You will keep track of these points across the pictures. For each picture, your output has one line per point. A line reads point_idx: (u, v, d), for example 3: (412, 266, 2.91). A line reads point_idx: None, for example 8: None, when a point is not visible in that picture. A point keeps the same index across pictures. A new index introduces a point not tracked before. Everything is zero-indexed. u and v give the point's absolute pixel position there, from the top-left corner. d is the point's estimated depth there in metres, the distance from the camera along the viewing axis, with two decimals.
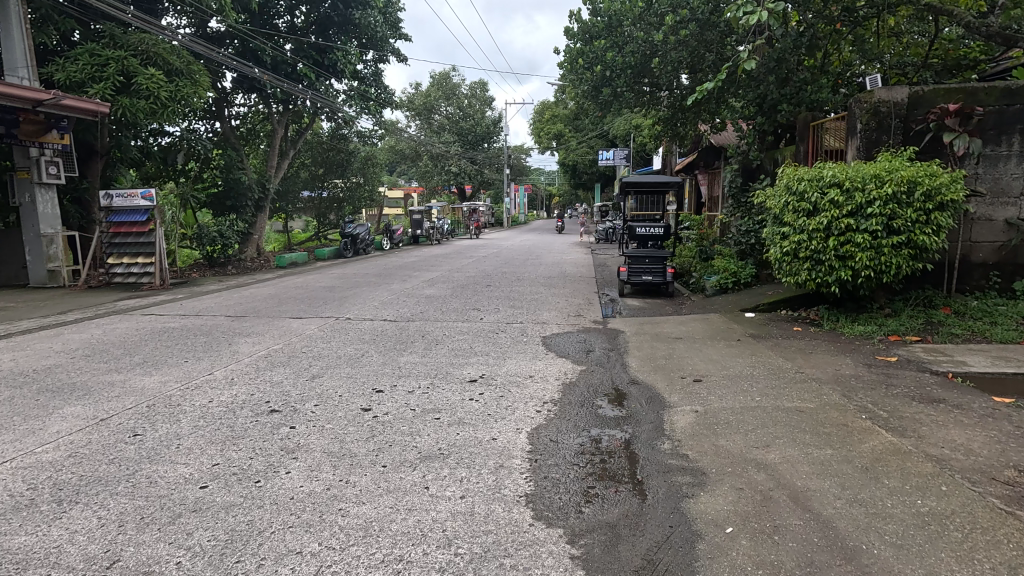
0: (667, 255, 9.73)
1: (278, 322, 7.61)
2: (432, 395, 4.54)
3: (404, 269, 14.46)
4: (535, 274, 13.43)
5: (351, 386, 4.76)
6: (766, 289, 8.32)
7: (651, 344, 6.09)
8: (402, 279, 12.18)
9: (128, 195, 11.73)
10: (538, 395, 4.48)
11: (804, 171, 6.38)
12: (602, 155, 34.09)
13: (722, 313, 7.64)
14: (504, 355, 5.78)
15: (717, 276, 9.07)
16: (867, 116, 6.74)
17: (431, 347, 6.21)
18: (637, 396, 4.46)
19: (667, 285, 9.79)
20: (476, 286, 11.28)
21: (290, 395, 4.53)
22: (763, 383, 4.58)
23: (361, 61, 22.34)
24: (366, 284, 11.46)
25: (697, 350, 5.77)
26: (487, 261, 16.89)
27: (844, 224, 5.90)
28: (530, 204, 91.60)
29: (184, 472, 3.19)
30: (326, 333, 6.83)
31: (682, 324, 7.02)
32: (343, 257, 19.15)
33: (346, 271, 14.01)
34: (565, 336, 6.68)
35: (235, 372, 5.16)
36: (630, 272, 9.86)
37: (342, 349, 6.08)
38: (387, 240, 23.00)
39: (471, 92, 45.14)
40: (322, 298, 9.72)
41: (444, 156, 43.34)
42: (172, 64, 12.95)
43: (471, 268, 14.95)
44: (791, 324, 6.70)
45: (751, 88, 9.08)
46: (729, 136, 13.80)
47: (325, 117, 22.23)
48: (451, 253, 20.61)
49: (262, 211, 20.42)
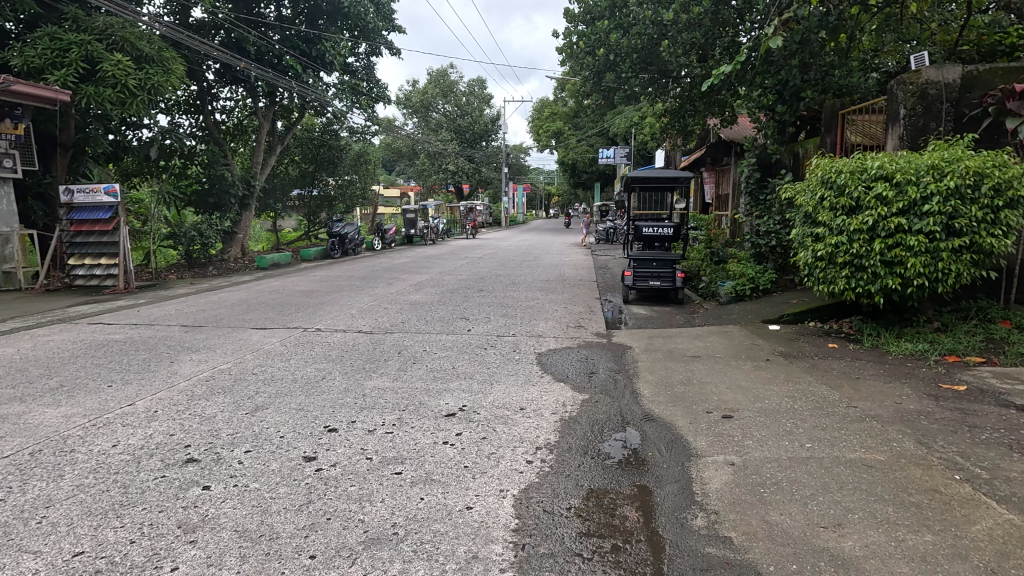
0: (677, 258, 8.81)
1: (236, 334, 6.69)
2: (396, 437, 3.63)
3: (391, 271, 13.53)
4: (533, 277, 12.50)
5: (298, 423, 3.85)
6: (791, 297, 7.42)
7: (666, 365, 5.18)
8: (387, 283, 11.26)
9: (90, 191, 10.78)
10: (529, 439, 3.57)
11: (844, 162, 5.49)
12: (603, 155, 33.28)
13: (741, 325, 6.73)
14: (491, 378, 4.88)
15: (732, 282, 8.17)
16: (913, 100, 5.86)
17: (406, 367, 5.29)
18: (654, 440, 3.55)
19: (677, 291, 8.87)
20: (467, 291, 10.35)
21: (219, 437, 3.61)
22: (810, 422, 3.66)
23: (352, 53, 21.46)
24: (347, 288, 10.54)
25: (720, 372, 4.85)
26: (482, 263, 16.00)
27: (893, 225, 5.00)
28: (529, 204, 90.69)
29: (28, 569, 2.28)
30: (288, 349, 5.92)
31: (699, 339, 6.11)
32: (331, 258, 18.19)
33: (329, 274, 13.09)
34: (563, 354, 5.77)
35: (162, 402, 4.24)
36: (636, 277, 8.92)
37: (301, 369, 5.18)
38: (378, 240, 22.06)
39: (469, 89, 44.31)
40: (295, 305, 8.80)
41: (441, 154, 42.46)
42: (142, 50, 12.09)
43: (464, 270, 14.02)
44: (824, 341, 5.79)
45: (770, 74, 8.20)
46: (741, 129, 12.89)
47: (315, 111, 21.33)
48: (446, 254, 19.72)
49: (247, 209, 19.51)
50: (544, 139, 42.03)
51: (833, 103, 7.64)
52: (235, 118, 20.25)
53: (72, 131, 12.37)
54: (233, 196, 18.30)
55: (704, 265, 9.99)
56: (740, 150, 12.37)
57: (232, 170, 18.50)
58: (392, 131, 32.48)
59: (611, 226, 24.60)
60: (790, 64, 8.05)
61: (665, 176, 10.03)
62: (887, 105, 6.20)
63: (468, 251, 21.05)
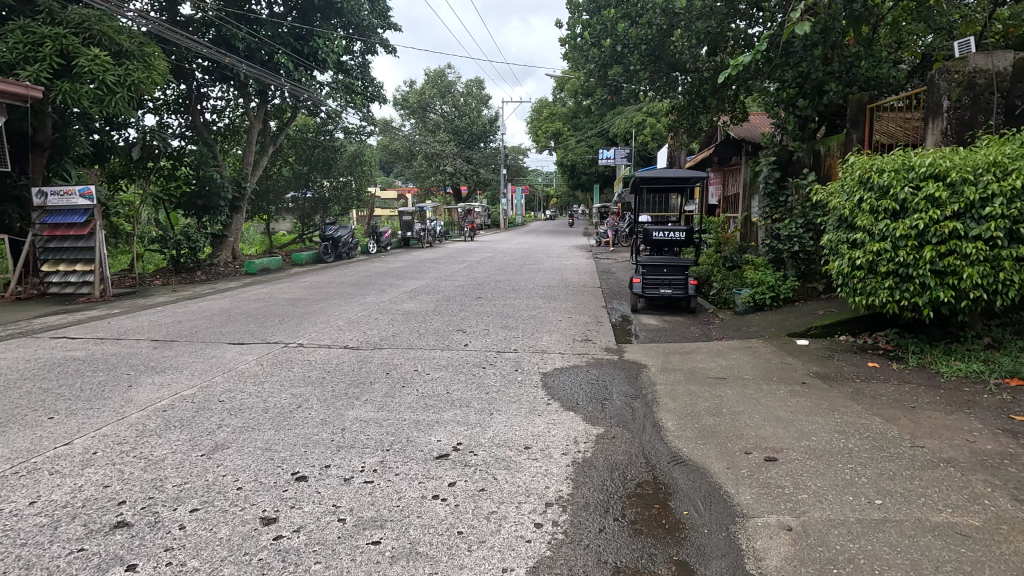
0: (689, 264, 8.20)
1: (209, 351, 6.07)
2: (377, 489, 3.01)
3: (385, 277, 12.90)
4: (533, 283, 11.90)
5: (262, 469, 3.23)
6: (817, 307, 6.83)
7: (689, 390, 4.57)
8: (380, 290, 10.64)
9: (65, 193, 10.15)
10: (536, 493, 2.96)
11: (885, 159, 4.90)
12: (603, 155, 32.73)
13: (765, 339, 6.12)
14: (491, 407, 4.27)
15: (750, 290, 7.58)
16: (959, 90, 5.28)
17: (394, 391, 4.68)
18: (688, 493, 2.94)
19: (689, 300, 8.27)
20: (464, 298, 9.74)
21: (163, 489, 3.00)
22: (873, 468, 3.05)
23: (346, 52, 20.90)
24: (337, 296, 9.92)
25: (754, 399, 4.25)
26: (479, 267, 15.37)
27: (947, 230, 4.41)
28: (528, 205, 90.13)
29: None
30: (264, 369, 5.32)
31: (721, 357, 5.50)
32: (323, 261, 17.55)
33: (319, 280, 12.47)
34: (571, 374, 5.16)
35: (106, 440, 3.63)
36: (645, 284, 8.32)
37: (275, 395, 4.56)
38: (373, 243, 21.46)
39: (467, 89, 43.71)
40: (279, 316, 8.17)
41: (438, 156, 41.86)
42: (121, 44, 11.52)
43: (461, 275, 13.41)
44: (862, 359, 5.19)
45: (789, 67, 7.62)
46: (751, 127, 12.30)
47: (308, 111, 20.73)
48: (444, 257, 19.12)
49: (238, 212, 18.89)
50: (543, 140, 41.40)
51: (860, 97, 7.07)
52: (227, 118, 19.65)
53: (50, 131, 11.89)
54: (223, 198, 17.68)
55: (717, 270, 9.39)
56: (753, 149, 11.81)
57: (222, 172, 17.89)
58: (389, 131, 31.90)
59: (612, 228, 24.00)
60: (812, 55, 7.49)
61: (680, 174, 9.17)
62: (927, 98, 5.67)
63: (466, 254, 20.44)
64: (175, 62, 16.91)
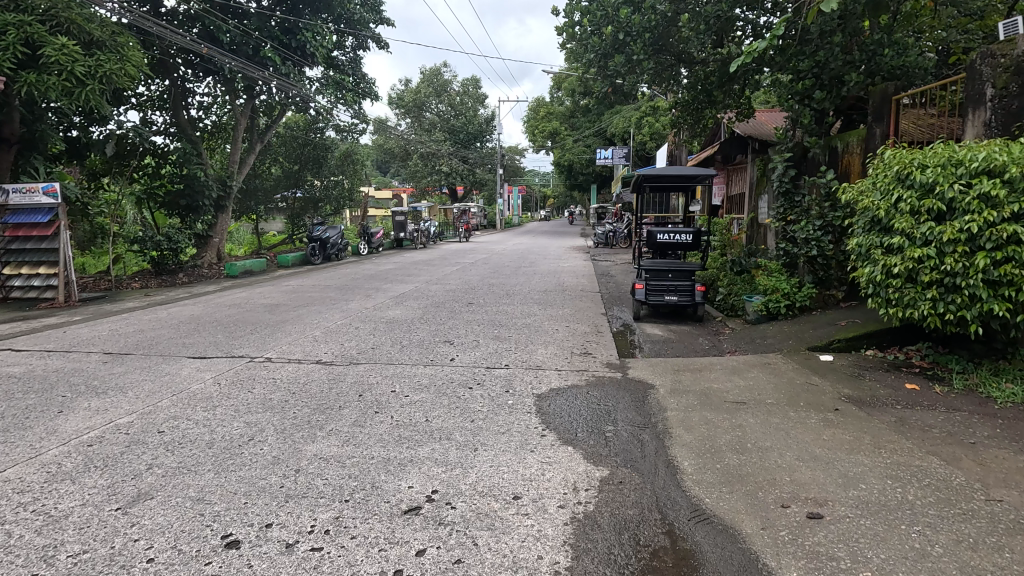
0: (696, 269, 7.60)
1: (164, 366, 5.43)
2: (326, 561, 2.39)
3: (373, 281, 12.27)
4: (529, 287, 11.28)
5: (186, 531, 2.59)
6: (837, 317, 6.24)
7: (705, 419, 3.96)
8: (365, 295, 10.01)
9: (27, 191, 9.47)
10: (525, 567, 2.33)
11: (928, 154, 4.32)
12: (601, 155, 32.13)
13: (784, 355, 5.52)
14: (476, 440, 3.65)
15: (763, 298, 6.99)
16: (1006, 77, 4.70)
17: (365, 419, 4.05)
18: (717, 569, 2.33)
19: (695, 308, 7.66)
20: (454, 305, 9.10)
21: (51, 565, 2.35)
22: (948, 534, 2.44)
23: (337, 47, 20.23)
24: (319, 302, 9.28)
25: (783, 431, 3.64)
26: (473, 270, 14.74)
27: (1006, 234, 3.82)
28: (524, 205, 89.49)
29: None
30: (221, 389, 4.69)
31: (738, 376, 4.90)
32: (311, 264, 16.85)
33: (303, 283, 11.82)
34: (568, 397, 4.54)
35: (5, 488, 2.99)
36: (648, 290, 7.71)
37: (225, 423, 3.93)
38: (364, 245, 20.77)
39: (463, 88, 43.01)
40: (251, 324, 7.53)
41: (434, 155, 41.20)
42: (92, 34, 10.86)
43: (453, 278, 12.77)
44: (899, 380, 4.58)
45: (806, 56, 7.04)
46: (759, 124, 11.68)
47: (297, 107, 20.05)
48: (437, 259, 18.48)
49: (223, 212, 18.21)
50: (540, 139, 40.70)
51: (884, 87, 6.47)
52: (213, 115, 18.98)
53: (17, 125, 11.24)
54: (207, 197, 16.99)
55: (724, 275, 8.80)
56: (760, 147, 11.23)
57: (207, 170, 17.20)
58: (384, 130, 31.25)
59: (611, 229, 23.38)
60: (830, 43, 6.90)
61: (685, 172, 8.45)
62: (966, 87, 5.10)
63: (460, 256, 19.78)
64: (158, 55, 16.25)
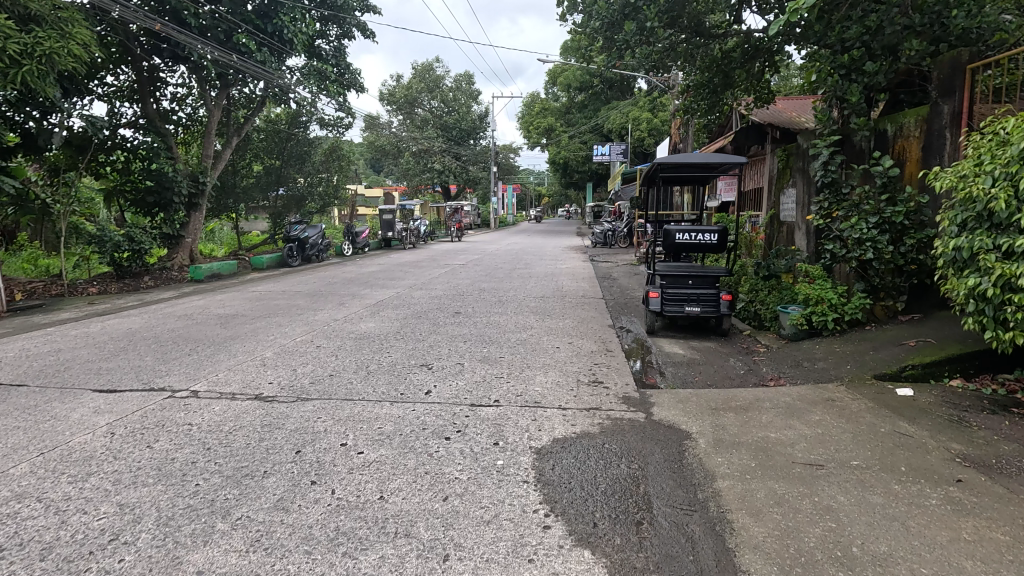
0: (721, 274, 6.43)
1: (56, 405, 4.22)
2: None
3: (351, 285, 11.06)
4: (524, 293, 10.11)
5: None
6: (902, 336, 5.12)
7: (773, 496, 2.80)
8: (339, 304, 8.81)
9: None
10: None
11: None
12: (599, 152, 31.23)
13: (846, 387, 4.36)
14: (449, 542, 2.47)
15: (803, 310, 5.89)
16: None
17: (294, 497, 2.86)
18: None
19: (720, 320, 6.49)
20: (438, 315, 7.91)
21: None
22: None
23: (319, 36, 19.03)
24: (283, 312, 8.09)
25: (898, 525, 2.48)
26: (464, 273, 13.55)
27: None
28: (519, 205, 88.41)
29: None
30: (109, 444, 3.48)
31: (798, 419, 3.73)
32: (288, 266, 15.59)
33: (273, 289, 10.60)
34: (577, 454, 3.37)
35: None
36: (665, 300, 6.54)
37: (86, 508, 2.72)
38: (349, 245, 19.57)
39: (456, 84, 41.81)
40: (193, 342, 6.31)
41: (426, 152, 40.01)
42: (29, 7, 9.58)
43: (441, 283, 11.58)
44: (1019, 430, 3.41)
45: (854, 20, 5.92)
46: (776, 111, 10.62)
47: (278, 100, 18.80)
48: (427, 260, 17.22)
49: (196, 210, 16.87)
50: (535, 136, 39.55)
51: (956, 54, 5.33)
52: (186, 107, 17.70)
53: None
54: (178, 194, 15.64)
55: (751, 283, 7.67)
56: (781, 135, 10.24)
57: (177, 166, 15.88)
58: (374, 127, 30.00)
59: (610, 228, 22.27)
60: (885, 4, 5.75)
61: (709, 158, 6.95)
62: None
63: (451, 257, 18.55)
64: (122, 41, 14.99)
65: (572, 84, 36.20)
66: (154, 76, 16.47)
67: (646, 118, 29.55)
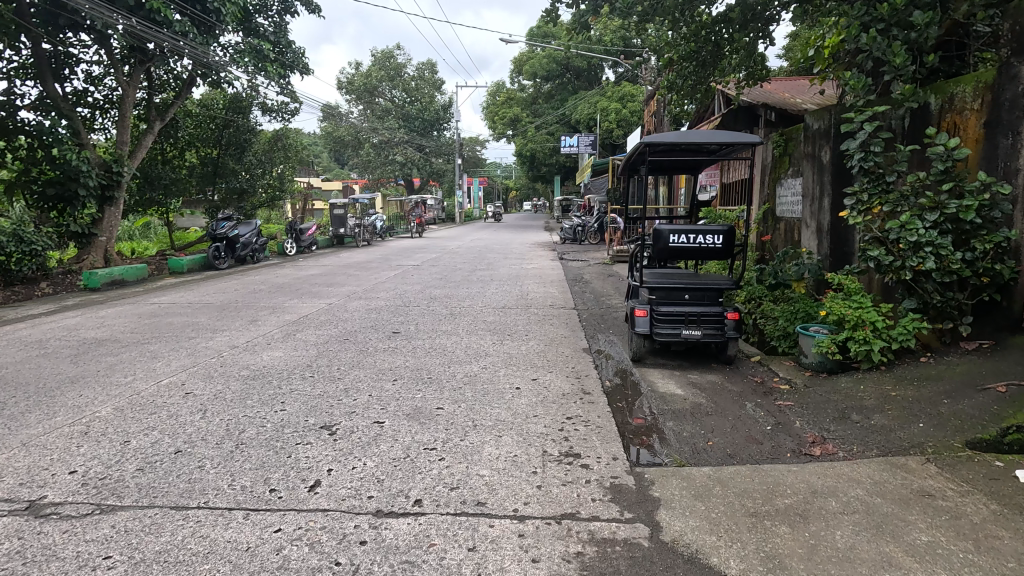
0: (726, 286, 5.03)
1: None
2: None
3: (277, 294, 9.29)
4: (481, 302, 8.57)
5: None
6: (982, 375, 3.78)
7: None
8: (249, 322, 7.04)
9: None
10: None
11: None
12: (566, 144, 30.14)
13: (935, 464, 2.99)
14: None
15: (835, 336, 4.54)
16: None
17: None
18: None
19: (724, 345, 5.10)
20: (369, 337, 6.29)
21: None
22: None
23: (257, 12, 16.99)
24: (171, 336, 6.31)
25: None
26: (416, 276, 11.89)
27: None
28: (486, 199, 86.74)
29: None
30: None
31: (896, 544, 2.32)
32: (215, 268, 13.62)
33: (179, 301, 8.75)
34: None
35: None
36: (654, 319, 5.10)
37: None
38: (292, 243, 17.65)
39: (419, 73, 39.57)
40: (13, 389, 4.54)
41: (387, 144, 37.95)
42: None
43: (387, 289, 9.93)
44: None
45: None
46: (766, 91, 9.45)
47: (211, 82, 16.53)
48: (378, 261, 15.38)
49: (112, 204, 14.14)
50: (500, 127, 37.85)
51: None
52: (100, 88, 15.42)
53: None
54: (86, 186, 13.06)
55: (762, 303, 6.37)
56: (776, 118, 9.02)
57: (85, 153, 13.34)
58: (330, 116, 27.92)
59: (579, 222, 20.88)
60: None
61: (712, 136, 5.41)
62: None
63: (406, 256, 16.73)
64: (14, 15, 12.42)
65: (539, 74, 34.69)
66: (61, 51, 13.94)
67: (615, 108, 28.29)
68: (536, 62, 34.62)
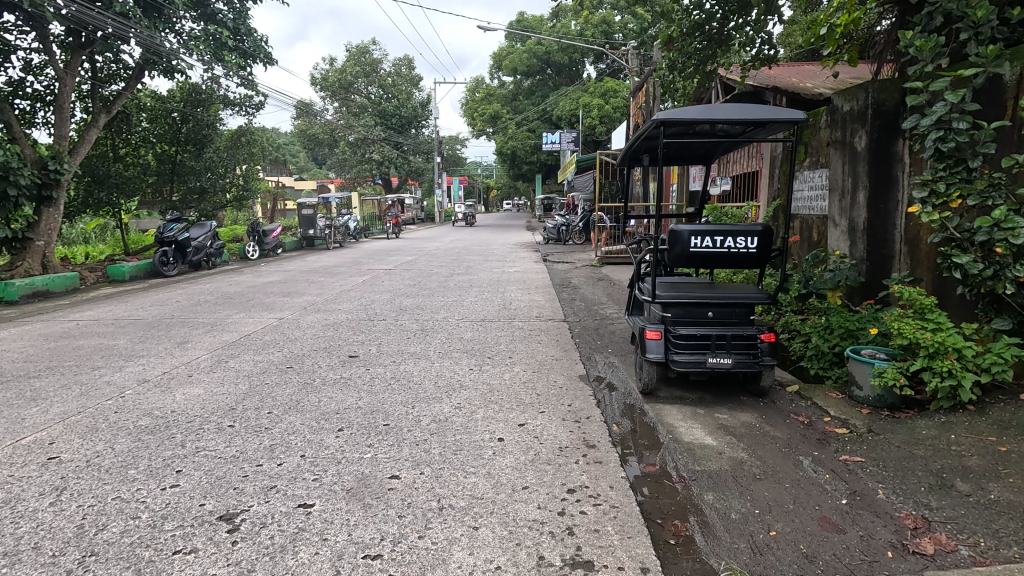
0: (758, 299, 4.03)
1: None
2: None
3: (222, 307, 8.05)
4: (455, 313, 7.48)
5: None
6: None
7: None
8: (177, 346, 5.82)
9: None
10: None
11: None
12: (547, 141, 29.17)
13: None
14: None
15: (906, 367, 3.55)
16: None
17: None
18: None
19: (756, 373, 4.10)
20: (317, 364, 5.14)
21: None
22: None
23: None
24: (68, 367, 5.04)
25: None
26: (387, 282, 10.73)
27: None
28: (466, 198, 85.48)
29: None
30: None
31: None
32: (164, 274, 12.25)
33: (102, 316, 7.45)
34: None
35: None
36: (671, 342, 4.07)
37: None
38: (253, 247, 16.31)
39: (395, 69, 38.19)
40: None
41: (363, 142, 36.52)
42: None
43: (350, 298, 8.75)
44: None
45: None
46: (769, 75, 8.55)
47: (166, 74, 15.13)
48: (347, 265, 14.19)
49: (50, 206, 12.45)
50: (479, 124, 36.60)
51: None
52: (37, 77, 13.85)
53: None
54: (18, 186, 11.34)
55: (789, 317, 5.40)
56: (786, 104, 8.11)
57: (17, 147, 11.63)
58: (302, 113, 26.44)
59: (563, 221, 19.88)
60: None
61: (743, 112, 4.36)
62: None
63: (379, 259, 15.53)
64: None
65: (519, 69, 33.54)
66: None
67: (597, 103, 27.32)
68: (516, 57, 33.50)
